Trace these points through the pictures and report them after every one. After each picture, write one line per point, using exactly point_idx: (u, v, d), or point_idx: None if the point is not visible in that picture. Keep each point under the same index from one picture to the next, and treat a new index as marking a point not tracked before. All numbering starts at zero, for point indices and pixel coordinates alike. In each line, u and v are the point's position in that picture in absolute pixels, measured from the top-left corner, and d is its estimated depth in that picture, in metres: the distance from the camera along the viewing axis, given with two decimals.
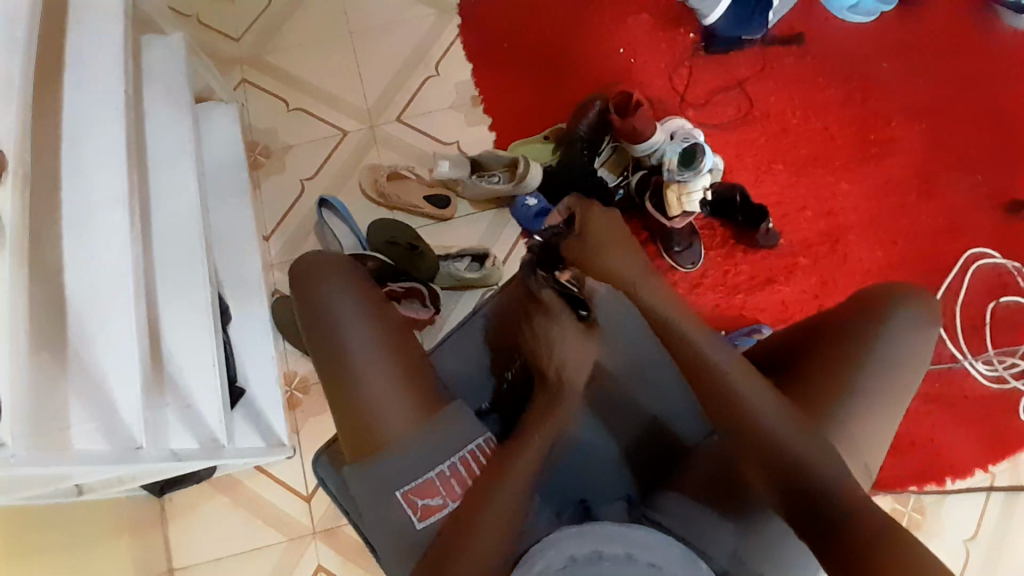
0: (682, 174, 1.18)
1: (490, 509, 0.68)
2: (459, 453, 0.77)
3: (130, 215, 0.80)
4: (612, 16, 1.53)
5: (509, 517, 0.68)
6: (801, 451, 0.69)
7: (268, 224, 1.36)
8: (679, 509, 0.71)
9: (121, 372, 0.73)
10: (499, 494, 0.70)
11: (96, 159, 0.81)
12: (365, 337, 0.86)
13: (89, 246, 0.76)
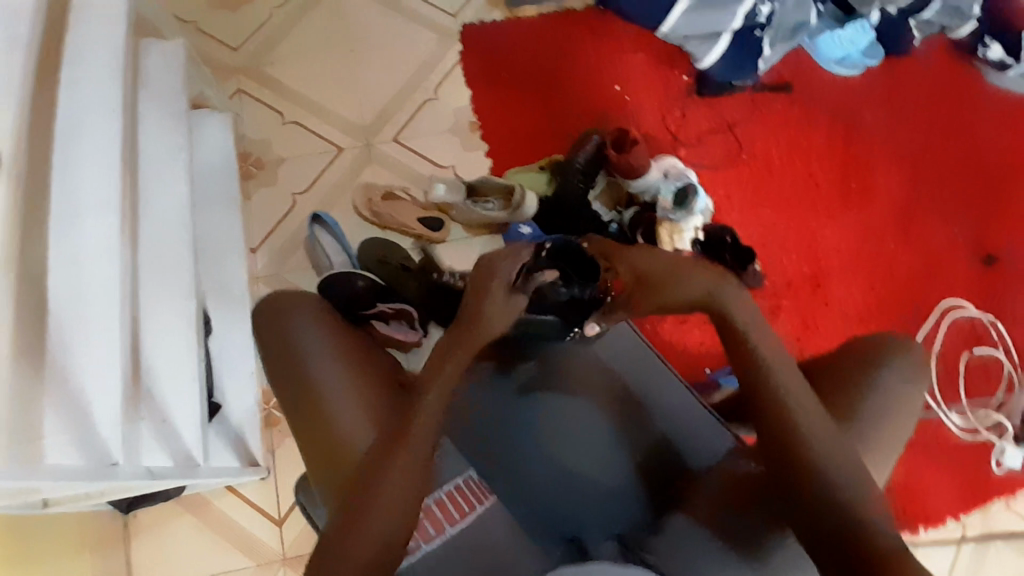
0: (675, 213, 1.22)
1: (375, 505, 0.71)
2: (435, 495, 0.80)
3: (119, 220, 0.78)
4: (610, 53, 1.57)
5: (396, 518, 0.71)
6: (824, 459, 0.71)
7: (255, 236, 1.34)
8: (682, 539, 0.76)
9: (102, 384, 0.70)
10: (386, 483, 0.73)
11: (85, 160, 0.79)
12: (331, 373, 0.85)
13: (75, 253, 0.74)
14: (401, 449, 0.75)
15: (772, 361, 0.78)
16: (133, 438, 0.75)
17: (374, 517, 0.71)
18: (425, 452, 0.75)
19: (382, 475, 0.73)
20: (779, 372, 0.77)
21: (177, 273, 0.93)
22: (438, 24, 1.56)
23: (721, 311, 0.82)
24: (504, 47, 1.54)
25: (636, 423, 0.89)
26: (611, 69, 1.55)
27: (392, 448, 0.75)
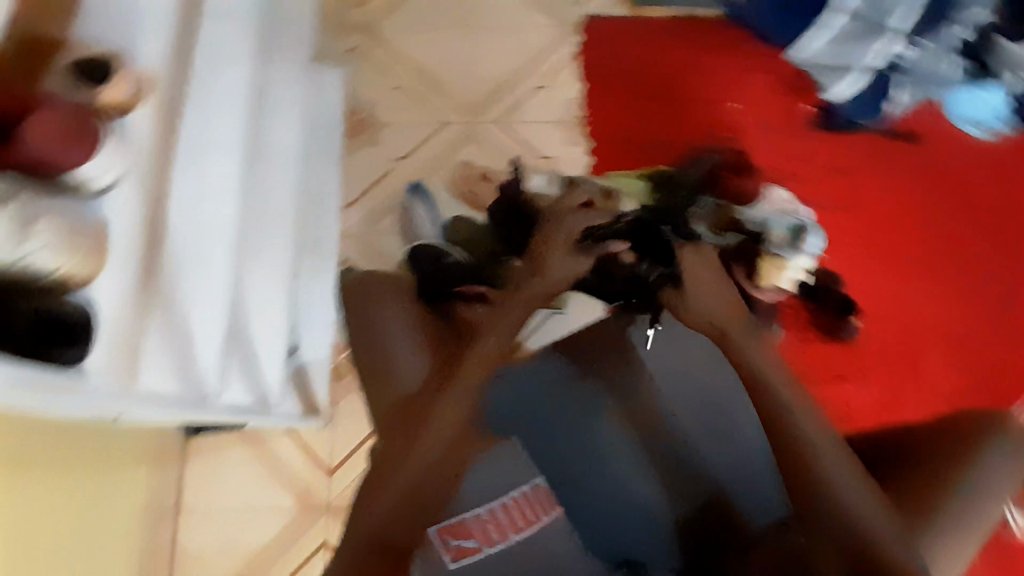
0: (785, 249, 1.16)
1: (397, 475, 0.73)
2: (500, 498, 0.78)
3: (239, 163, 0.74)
4: (735, 67, 1.48)
5: (406, 502, 0.72)
6: (874, 534, 0.70)
7: (351, 191, 1.36)
8: None
9: (205, 323, 0.70)
10: (405, 464, 0.74)
11: (221, 95, 0.74)
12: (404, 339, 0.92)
13: (192, 193, 0.70)
14: (433, 415, 0.77)
15: (795, 404, 0.80)
16: (226, 370, 0.76)
17: (400, 480, 0.73)
18: (456, 421, 0.77)
19: (410, 441, 0.76)
20: (806, 418, 0.79)
21: (276, 218, 0.90)
22: (561, 10, 1.51)
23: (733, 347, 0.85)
24: (622, 45, 1.48)
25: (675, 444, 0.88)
26: (732, 85, 1.47)
27: (422, 412, 0.78)
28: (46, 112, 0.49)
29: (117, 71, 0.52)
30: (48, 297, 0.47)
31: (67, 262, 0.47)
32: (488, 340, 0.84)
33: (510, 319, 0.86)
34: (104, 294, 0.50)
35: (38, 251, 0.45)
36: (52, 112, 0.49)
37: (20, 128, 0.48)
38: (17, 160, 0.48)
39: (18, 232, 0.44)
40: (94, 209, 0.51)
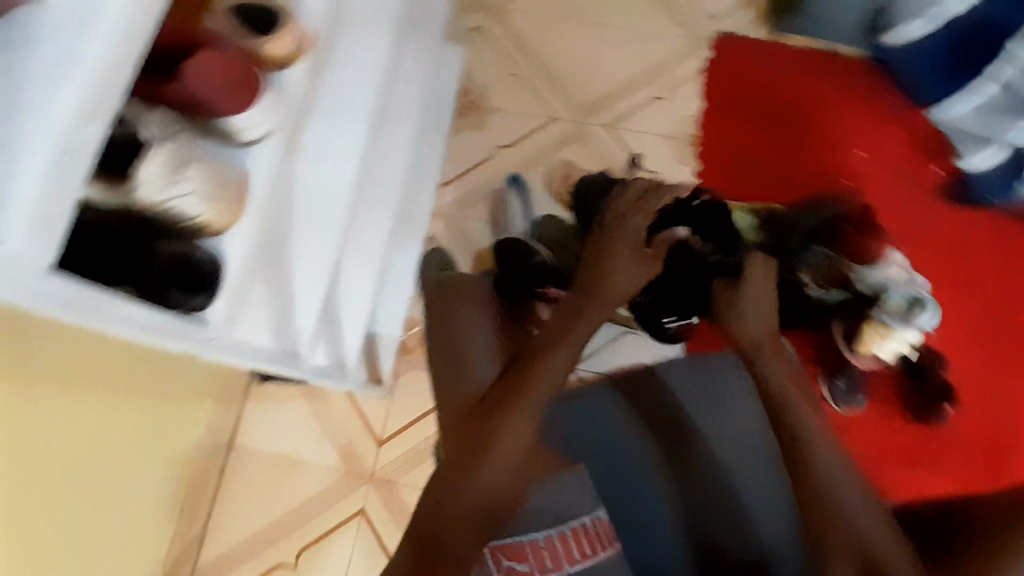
0: (893, 319, 1.08)
1: (476, 488, 0.72)
2: (559, 528, 0.76)
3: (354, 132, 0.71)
4: (872, 113, 1.36)
5: (482, 517, 0.72)
6: None
7: (449, 171, 1.29)
8: None
9: (307, 278, 0.69)
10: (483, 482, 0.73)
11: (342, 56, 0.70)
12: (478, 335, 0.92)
13: (314, 146, 0.69)
14: (508, 426, 0.76)
15: (813, 430, 0.79)
16: (319, 332, 0.75)
17: (475, 491, 0.72)
18: (530, 434, 0.77)
19: (488, 451, 0.75)
20: (821, 443, 0.78)
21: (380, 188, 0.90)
22: (694, 21, 1.40)
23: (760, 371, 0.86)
24: (754, 67, 1.37)
25: (721, 509, 0.82)
26: (864, 133, 1.35)
27: (497, 422, 0.77)
28: (213, 54, 0.47)
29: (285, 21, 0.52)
30: (180, 241, 0.46)
31: (210, 211, 0.45)
32: (555, 347, 0.85)
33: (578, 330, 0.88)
34: (234, 250, 0.49)
35: (187, 198, 0.44)
36: (219, 54, 0.47)
37: (185, 66, 0.46)
38: (172, 97, 0.46)
39: (168, 174, 0.43)
40: (244, 158, 0.50)
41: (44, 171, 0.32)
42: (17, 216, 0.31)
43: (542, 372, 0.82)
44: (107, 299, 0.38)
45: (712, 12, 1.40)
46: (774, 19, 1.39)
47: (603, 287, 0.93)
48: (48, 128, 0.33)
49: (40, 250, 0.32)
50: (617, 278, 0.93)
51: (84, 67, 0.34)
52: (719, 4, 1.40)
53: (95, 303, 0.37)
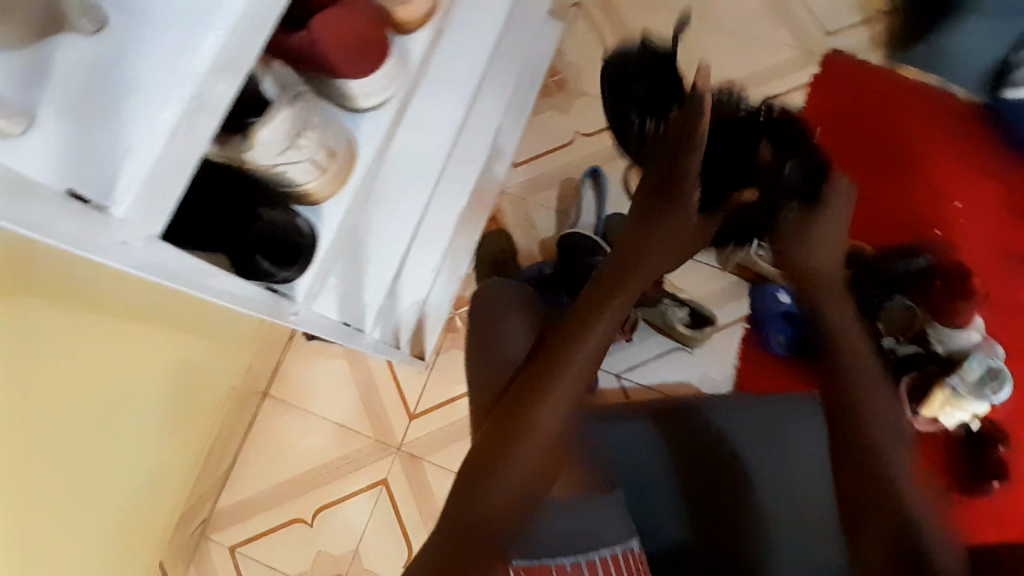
0: (964, 387, 1.01)
1: (492, 488, 0.69)
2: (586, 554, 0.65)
3: (443, 120, 0.69)
4: (986, 158, 1.22)
5: (502, 514, 0.68)
6: None
7: (522, 152, 1.22)
8: None
9: (382, 253, 0.67)
10: (495, 481, 0.69)
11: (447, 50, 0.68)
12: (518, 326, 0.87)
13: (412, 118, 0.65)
14: (526, 427, 0.71)
15: (888, 425, 0.68)
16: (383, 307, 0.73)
17: (508, 479, 0.69)
18: (551, 434, 0.72)
19: (520, 436, 0.71)
20: (892, 443, 0.67)
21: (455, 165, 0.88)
22: (807, 35, 1.29)
23: (843, 356, 0.73)
24: (853, 95, 1.27)
25: (772, 557, 0.70)
26: (966, 184, 1.22)
27: (530, 406, 0.73)
28: (346, 10, 0.42)
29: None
30: (279, 209, 0.43)
31: (314, 180, 0.42)
32: (588, 327, 0.77)
33: (612, 310, 0.78)
34: (331, 216, 0.45)
35: (299, 165, 0.40)
36: (345, 10, 0.42)
37: (314, 19, 0.41)
38: (288, 48, 0.42)
39: (287, 140, 0.38)
40: (353, 123, 0.47)
41: (171, 125, 0.27)
42: (132, 173, 0.27)
43: (576, 354, 0.75)
44: (211, 271, 0.35)
45: (829, 27, 1.29)
46: (894, 46, 1.26)
47: (638, 266, 0.83)
48: (182, 75, 0.28)
49: (150, 214, 0.28)
50: (653, 254, 0.84)
51: (228, 10, 0.29)
52: (837, 20, 1.29)
53: (197, 271, 0.34)
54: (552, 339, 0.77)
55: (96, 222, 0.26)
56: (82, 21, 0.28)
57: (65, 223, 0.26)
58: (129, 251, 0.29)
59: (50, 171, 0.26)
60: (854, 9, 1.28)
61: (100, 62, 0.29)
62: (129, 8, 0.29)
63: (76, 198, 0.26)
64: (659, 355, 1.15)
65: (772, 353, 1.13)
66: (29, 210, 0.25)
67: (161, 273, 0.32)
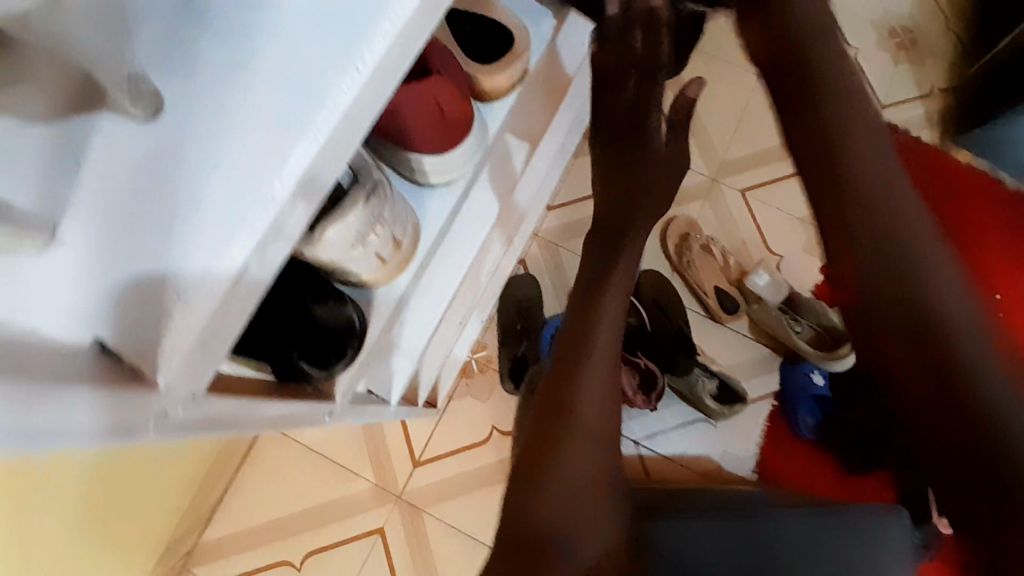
0: None
1: (550, 489, 0.53)
2: None
3: (494, 179, 0.61)
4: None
5: (570, 515, 0.52)
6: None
7: (560, 193, 1.14)
8: None
9: (418, 320, 0.60)
10: (553, 480, 0.53)
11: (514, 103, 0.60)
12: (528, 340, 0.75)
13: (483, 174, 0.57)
14: (572, 410, 0.55)
15: (997, 370, 0.41)
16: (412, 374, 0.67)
17: (567, 474, 0.53)
18: (603, 407, 0.57)
19: (565, 420, 0.55)
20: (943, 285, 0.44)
21: (504, 215, 0.79)
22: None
23: (917, 299, 0.43)
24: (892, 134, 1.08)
25: None
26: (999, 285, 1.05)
27: (547, 441, 0.55)
28: (438, 80, 0.37)
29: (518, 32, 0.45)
30: (331, 302, 0.37)
31: (372, 270, 0.37)
32: (594, 321, 0.57)
33: (615, 294, 0.58)
34: (382, 306, 0.41)
35: (362, 260, 0.35)
36: (438, 83, 0.37)
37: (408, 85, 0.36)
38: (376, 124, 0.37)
39: (356, 238, 0.32)
40: (418, 200, 0.43)
41: (239, 265, 0.21)
42: (181, 334, 0.21)
43: (592, 361, 0.57)
44: (252, 402, 0.29)
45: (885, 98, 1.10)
46: (952, 127, 1.09)
47: (638, 226, 0.60)
48: (259, 200, 0.22)
49: (197, 377, 0.22)
50: (652, 203, 0.61)
51: (327, 116, 0.23)
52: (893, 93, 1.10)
53: (235, 416, 0.27)
54: (557, 350, 0.59)
55: (135, 401, 0.20)
56: (130, 103, 0.21)
57: (84, 408, 0.19)
58: (164, 424, 0.22)
59: (80, 323, 0.20)
60: (911, 83, 1.10)
61: (154, 159, 0.22)
62: (197, 82, 0.22)
63: (110, 354, 0.21)
64: (680, 425, 1.08)
65: (799, 437, 1.07)
66: (46, 412, 0.18)
67: (207, 432, 0.25)
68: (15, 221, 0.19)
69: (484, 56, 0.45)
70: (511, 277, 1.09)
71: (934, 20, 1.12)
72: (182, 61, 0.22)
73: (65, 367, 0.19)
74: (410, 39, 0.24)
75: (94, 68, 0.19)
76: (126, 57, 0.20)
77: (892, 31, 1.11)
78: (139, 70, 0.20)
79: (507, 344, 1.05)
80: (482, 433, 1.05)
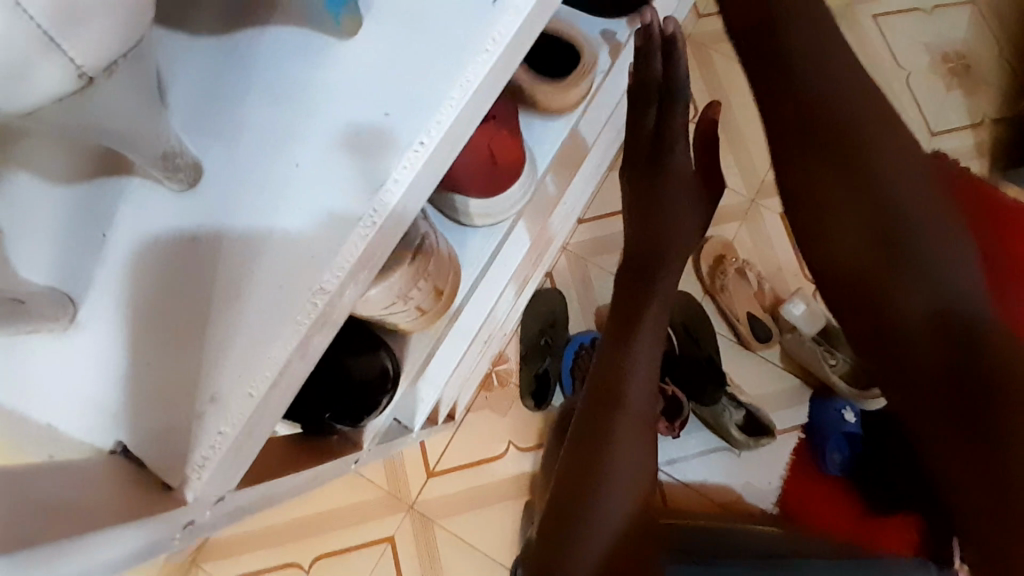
0: None
1: (591, 535, 0.47)
2: None
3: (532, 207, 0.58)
4: None
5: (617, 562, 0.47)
6: None
7: (592, 206, 1.10)
8: None
9: (446, 349, 0.58)
10: (594, 522, 0.47)
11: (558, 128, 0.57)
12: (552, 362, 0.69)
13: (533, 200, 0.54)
14: (612, 442, 0.49)
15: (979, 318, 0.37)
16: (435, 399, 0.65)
17: (609, 517, 0.48)
18: (646, 435, 0.51)
19: (606, 454, 0.49)
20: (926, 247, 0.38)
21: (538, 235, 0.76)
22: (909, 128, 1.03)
23: (894, 286, 0.38)
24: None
25: None
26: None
27: (577, 497, 0.48)
28: (491, 125, 0.36)
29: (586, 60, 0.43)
30: (365, 352, 0.35)
31: (411, 320, 0.35)
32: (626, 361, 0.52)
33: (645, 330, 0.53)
34: (417, 349, 0.39)
35: (401, 313, 0.32)
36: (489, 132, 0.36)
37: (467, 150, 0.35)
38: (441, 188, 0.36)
39: (398, 296, 0.30)
40: (458, 239, 0.40)
41: (281, 364, 0.19)
42: (212, 444, 0.19)
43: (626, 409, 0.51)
44: (275, 481, 0.27)
45: (934, 125, 1.03)
46: (1002, 160, 1.01)
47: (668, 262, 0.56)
48: (306, 288, 0.19)
49: (222, 482, 0.19)
50: (682, 223, 0.58)
51: (387, 193, 0.20)
52: (944, 120, 1.03)
53: (257, 496, 0.26)
54: (583, 406, 0.53)
55: (162, 527, 0.18)
56: (167, 178, 0.20)
57: (113, 549, 0.16)
58: (192, 531, 0.20)
59: (99, 423, 0.19)
60: (961, 111, 1.03)
61: (195, 232, 0.20)
62: (240, 148, 0.21)
63: (128, 459, 0.19)
64: (703, 453, 1.05)
65: (825, 472, 1.04)
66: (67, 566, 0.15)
67: (229, 517, 0.23)
68: (35, 308, 0.19)
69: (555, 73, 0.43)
70: (536, 291, 1.06)
71: (988, 47, 1.05)
72: (227, 134, 0.21)
73: (85, 476, 0.18)
74: (481, 101, 0.22)
75: (128, 149, 0.19)
76: (162, 135, 0.19)
77: (945, 56, 1.05)
78: (177, 146, 0.20)
79: (530, 360, 1.03)
80: (498, 447, 1.03)
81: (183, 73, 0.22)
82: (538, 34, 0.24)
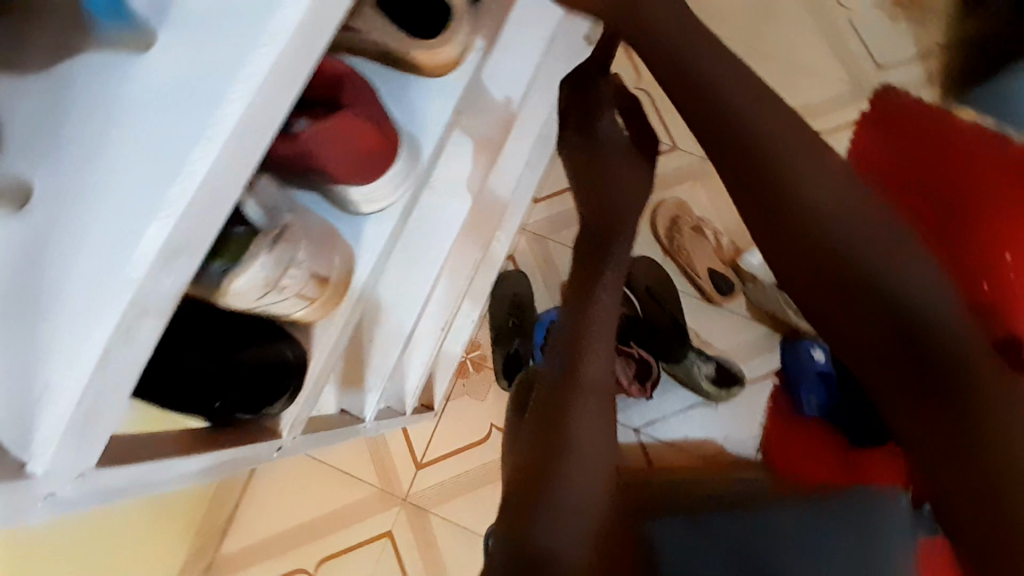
0: None
1: (562, 505, 0.48)
2: None
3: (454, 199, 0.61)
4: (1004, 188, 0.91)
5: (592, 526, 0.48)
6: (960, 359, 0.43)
7: (546, 186, 1.12)
8: None
9: (386, 340, 0.60)
10: (561, 490, 0.49)
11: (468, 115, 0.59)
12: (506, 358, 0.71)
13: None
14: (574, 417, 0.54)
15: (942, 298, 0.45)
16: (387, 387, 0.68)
17: (580, 484, 0.50)
18: (607, 409, 0.56)
19: (565, 427, 0.53)
20: (903, 259, 0.45)
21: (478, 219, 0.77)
22: (854, 66, 1.02)
23: (889, 290, 0.44)
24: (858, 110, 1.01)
25: None
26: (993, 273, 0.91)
27: (543, 480, 0.49)
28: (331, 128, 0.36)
29: (449, 32, 0.44)
30: (262, 343, 0.37)
31: (303, 308, 0.37)
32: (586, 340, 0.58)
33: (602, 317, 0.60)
34: (323, 340, 0.41)
35: (284, 301, 0.35)
36: (326, 133, 0.36)
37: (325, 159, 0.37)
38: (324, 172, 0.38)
39: (267, 284, 0.33)
40: (353, 228, 0.43)
41: (103, 346, 0.22)
42: (49, 423, 0.22)
43: (584, 392, 0.56)
44: (171, 461, 0.31)
45: (880, 59, 1.02)
46: (955, 85, 0.99)
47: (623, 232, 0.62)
48: (119, 278, 0.22)
49: (74, 456, 0.23)
50: (624, 198, 0.63)
51: (182, 184, 0.23)
52: (889, 51, 1.02)
53: (135, 476, 0.29)
54: (543, 390, 0.57)
55: (15, 494, 0.21)
56: None
57: None
58: (56, 502, 0.24)
59: None
60: (907, 41, 1.01)
61: (27, 245, 0.23)
62: (59, 172, 0.23)
63: None
64: (681, 410, 1.07)
65: (804, 415, 1.06)
66: None
67: (101, 495, 0.27)
68: None
69: (420, 37, 0.45)
70: (500, 276, 1.08)
71: None
72: (46, 152, 0.23)
73: None
74: (276, 93, 0.25)
75: None
76: None
77: None
78: None
79: (500, 343, 1.05)
80: (481, 431, 1.06)
81: (13, 103, 0.24)
82: (336, 29, 0.27)
